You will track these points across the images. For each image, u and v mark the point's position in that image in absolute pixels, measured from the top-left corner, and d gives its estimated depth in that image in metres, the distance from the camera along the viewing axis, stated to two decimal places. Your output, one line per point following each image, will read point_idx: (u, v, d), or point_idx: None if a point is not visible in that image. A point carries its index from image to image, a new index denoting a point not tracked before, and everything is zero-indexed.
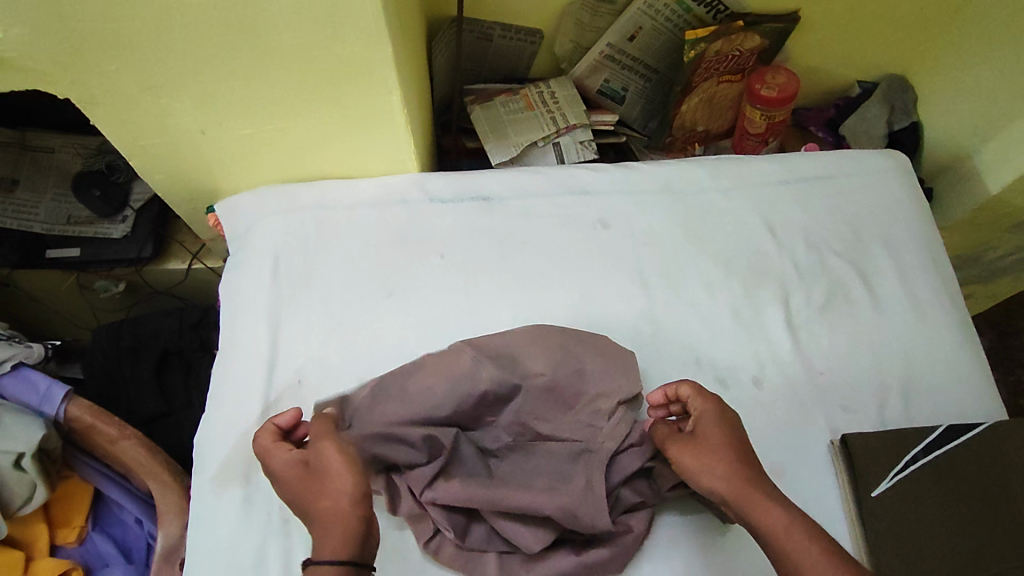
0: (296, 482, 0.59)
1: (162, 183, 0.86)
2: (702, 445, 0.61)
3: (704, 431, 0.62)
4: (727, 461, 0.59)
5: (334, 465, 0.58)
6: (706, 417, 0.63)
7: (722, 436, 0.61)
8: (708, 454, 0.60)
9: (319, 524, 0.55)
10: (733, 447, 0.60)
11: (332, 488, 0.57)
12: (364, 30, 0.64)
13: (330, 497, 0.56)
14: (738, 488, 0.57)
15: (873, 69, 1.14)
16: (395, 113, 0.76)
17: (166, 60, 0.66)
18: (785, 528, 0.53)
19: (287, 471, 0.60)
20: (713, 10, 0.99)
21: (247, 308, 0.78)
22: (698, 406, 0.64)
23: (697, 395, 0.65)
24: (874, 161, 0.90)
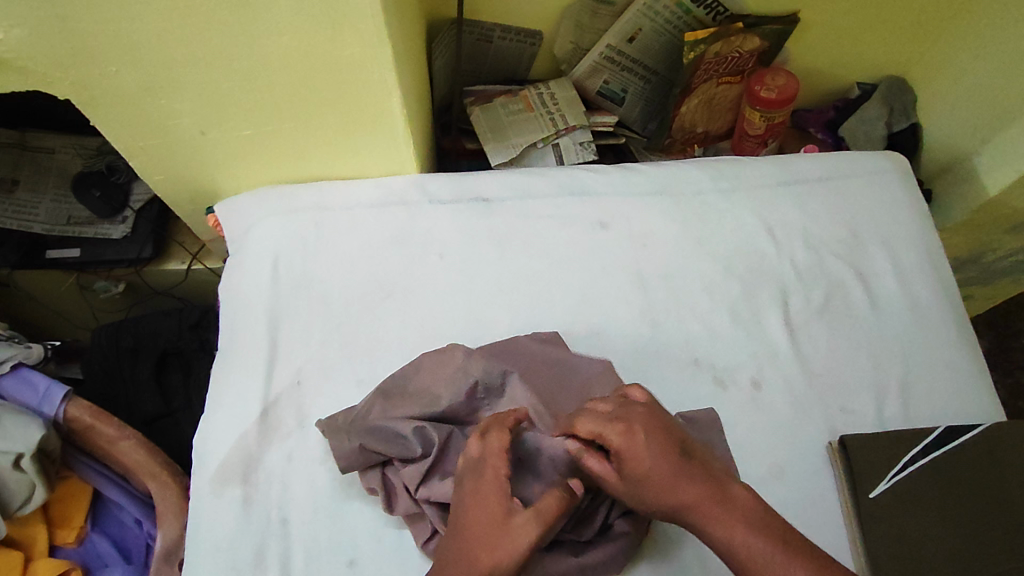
0: (486, 501, 0.56)
1: (162, 184, 0.86)
2: (634, 484, 0.57)
3: (628, 465, 0.57)
4: (665, 494, 0.55)
5: (538, 510, 0.55)
6: (624, 449, 0.57)
7: (647, 468, 0.56)
8: (644, 494, 0.56)
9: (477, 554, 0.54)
10: (660, 476, 0.56)
11: (517, 530, 0.54)
12: (364, 31, 0.64)
13: (505, 536, 0.54)
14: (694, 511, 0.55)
15: (873, 71, 1.14)
16: (394, 114, 0.76)
17: (166, 61, 0.66)
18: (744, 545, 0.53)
19: (491, 480, 0.57)
20: (712, 12, 0.99)
21: (246, 309, 0.78)
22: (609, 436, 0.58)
23: (602, 424, 0.58)
24: (873, 162, 0.90)
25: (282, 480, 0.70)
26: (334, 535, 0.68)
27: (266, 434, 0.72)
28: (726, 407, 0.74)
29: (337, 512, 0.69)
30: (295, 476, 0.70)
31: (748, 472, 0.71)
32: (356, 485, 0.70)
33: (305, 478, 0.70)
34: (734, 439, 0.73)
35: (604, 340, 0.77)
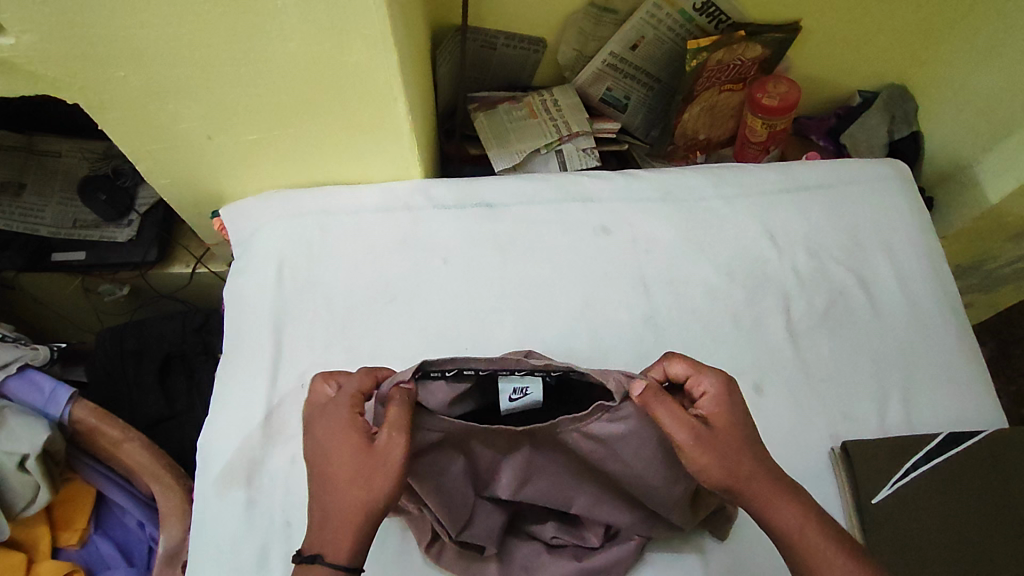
0: (339, 461, 0.56)
1: (167, 188, 0.86)
2: (720, 437, 0.57)
3: (717, 421, 0.58)
4: (749, 455, 0.57)
5: (375, 461, 0.55)
6: (717, 400, 0.59)
7: (736, 425, 0.58)
8: (727, 445, 0.57)
9: (338, 511, 0.55)
10: (747, 436, 0.58)
11: (359, 481, 0.55)
12: (371, 37, 0.64)
13: (355, 491, 0.54)
14: (767, 484, 0.56)
15: (874, 79, 1.14)
16: (399, 120, 0.76)
17: (174, 67, 0.67)
18: (802, 526, 0.55)
19: (337, 439, 0.57)
20: (715, 20, 1.00)
21: (252, 312, 0.79)
22: (706, 382, 0.60)
23: (698, 370, 0.60)
24: (875, 170, 0.91)
25: (286, 482, 0.70)
26: None
27: (270, 437, 0.72)
28: None
29: None
30: (299, 478, 0.71)
31: None
32: None
33: (309, 481, 0.70)
34: None
35: (607, 345, 0.78)
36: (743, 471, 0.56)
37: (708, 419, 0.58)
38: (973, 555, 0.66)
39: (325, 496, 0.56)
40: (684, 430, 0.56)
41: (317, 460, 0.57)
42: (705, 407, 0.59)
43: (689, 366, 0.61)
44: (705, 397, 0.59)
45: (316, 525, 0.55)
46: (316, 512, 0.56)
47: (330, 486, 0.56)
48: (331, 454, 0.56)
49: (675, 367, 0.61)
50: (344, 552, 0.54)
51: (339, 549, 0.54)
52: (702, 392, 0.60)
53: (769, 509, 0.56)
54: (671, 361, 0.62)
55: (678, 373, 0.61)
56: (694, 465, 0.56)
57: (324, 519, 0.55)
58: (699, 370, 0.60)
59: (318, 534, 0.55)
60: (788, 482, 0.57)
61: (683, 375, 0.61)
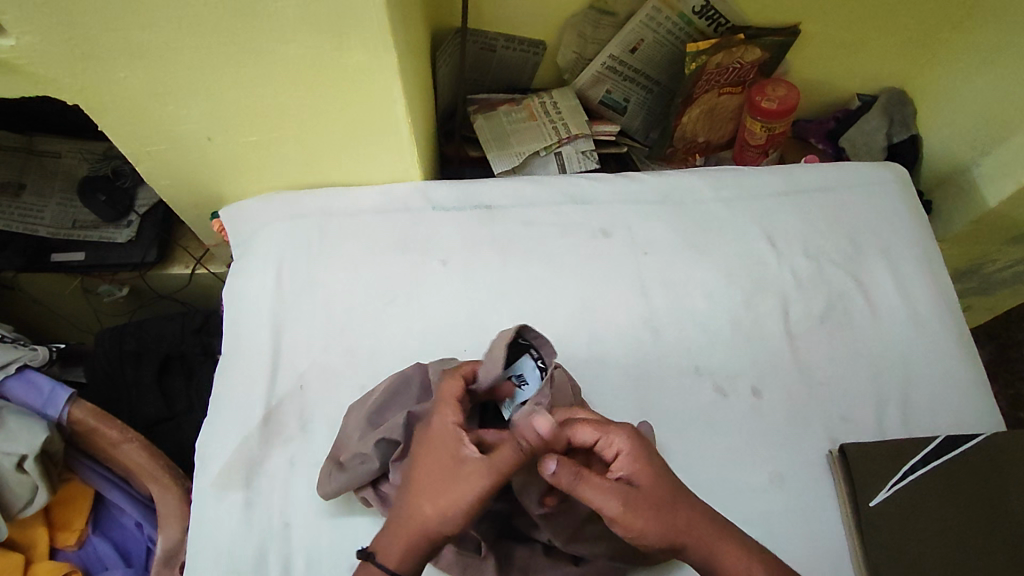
0: (425, 474, 0.57)
1: (167, 189, 0.86)
2: (647, 497, 0.56)
3: (642, 483, 0.56)
4: (681, 510, 0.56)
5: (452, 485, 0.55)
6: (633, 459, 0.57)
7: (659, 481, 0.57)
8: (656, 507, 0.56)
9: (405, 523, 0.56)
10: (673, 491, 0.57)
11: (431, 501, 0.55)
12: (371, 39, 0.65)
13: (424, 507, 0.56)
14: (705, 529, 0.57)
15: (873, 83, 1.15)
16: (398, 122, 0.77)
17: (174, 68, 0.67)
18: (748, 570, 0.56)
19: (430, 449, 0.57)
20: (714, 23, 1.00)
21: (251, 313, 0.79)
22: (616, 444, 0.57)
23: (605, 432, 0.58)
24: (873, 173, 0.91)
25: (284, 483, 0.70)
26: (336, 536, 0.68)
27: (268, 438, 0.72)
28: (725, 415, 0.75)
29: (337, 517, 0.69)
30: (297, 480, 0.71)
31: (747, 480, 0.71)
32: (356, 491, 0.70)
33: (307, 482, 0.71)
34: (734, 448, 0.73)
35: (606, 347, 0.78)
36: (680, 526, 0.56)
37: (633, 482, 0.56)
38: (971, 558, 0.66)
39: (400, 504, 0.57)
40: (607, 503, 0.55)
41: (409, 463, 0.59)
42: (622, 469, 0.57)
43: (595, 429, 0.58)
44: (620, 459, 0.57)
45: (385, 529, 0.58)
46: (389, 517, 0.58)
47: (406, 495, 0.57)
48: (418, 462, 0.58)
49: (584, 430, 0.58)
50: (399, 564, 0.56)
51: (395, 559, 0.56)
52: (615, 453, 0.58)
53: (712, 555, 0.56)
54: (577, 424, 0.58)
55: (586, 439, 0.58)
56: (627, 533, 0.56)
57: (392, 525, 0.57)
58: (607, 431, 0.58)
59: (383, 538, 0.57)
60: (726, 526, 0.58)
61: (592, 440, 0.58)
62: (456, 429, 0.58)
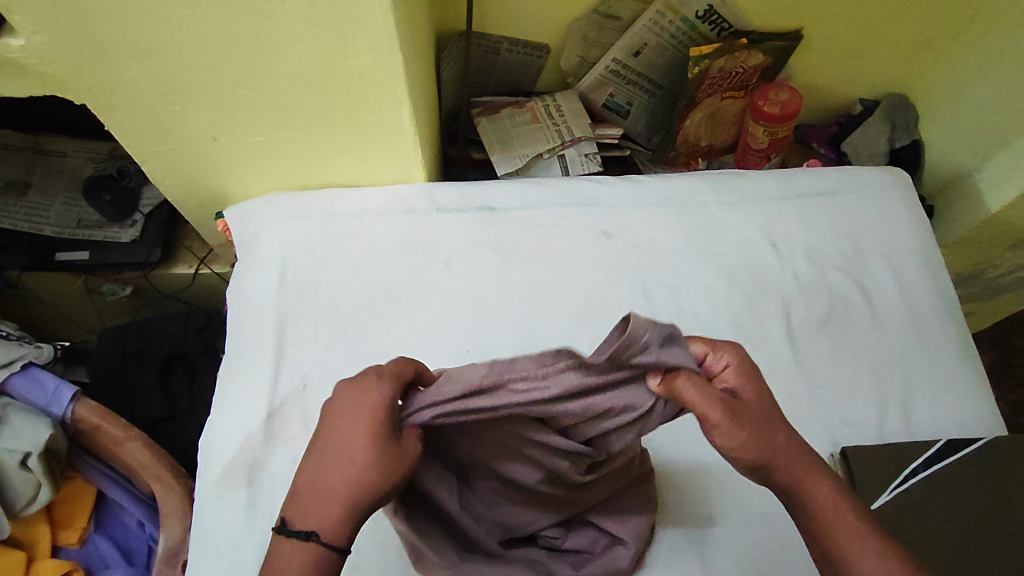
0: (357, 441, 0.49)
1: (173, 189, 0.87)
2: (749, 412, 0.51)
3: (748, 398, 0.52)
4: (777, 431, 0.51)
5: (396, 446, 0.50)
6: (741, 372, 0.52)
7: (762, 398, 0.53)
8: (752, 419, 0.51)
9: (330, 489, 0.49)
10: (773, 412, 0.52)
11: (367, 462, 0.49)
12: (376, 41, 0.65)
13: (354, 472, 0.49)
14: (801, 459, 0.51)
15: (875, 88, 1.15)
16: (403, 124, 0.77)
17: (180, 67, 0.67)
18: (836, 506, 0.51)
19: (354, 413, 0.50)
20: (717, 27, 1.01)
21: (256, 313, 0.79)
22: (725, 356, 0.53)
23: (716, 345, 0.54)
24: (875, 177, 0.91)
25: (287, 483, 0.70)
26: None
27: (271, 438, 0.72)
28: None
29: None
30: None
31: (746, 482, 0.72)
32: None
33: None
34: None
35: None
36: (773, 447, 0.51)
37: (738, 396, 0.52)
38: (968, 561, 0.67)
39: (322, 468, 0.50)
40: (700, 411, 0.49)
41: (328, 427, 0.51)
42: (725, 379, 0.52)
43: (706, 343, 0.54)
44: (727, 370, 0.53)
45: (303, 498, 0.49)
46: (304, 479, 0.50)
47: (331, 459, 0.50)
48: (342, 423, 0.51)
49: (696, 344, 0.54)
50: (331, 538, 0.48)
51: (327, 531, 0.48)
52: (723, 366, 0.53)
53: (801, 485, 0.51)
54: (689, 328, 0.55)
55: (693, 350, 0.54)
56: (716, 439, 0.50)
57: (313, 493, 0.49)
58: (718, 344, 0.54)
59: (305, 509, 0.49)
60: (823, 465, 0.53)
61: (700, 351, 0.54)
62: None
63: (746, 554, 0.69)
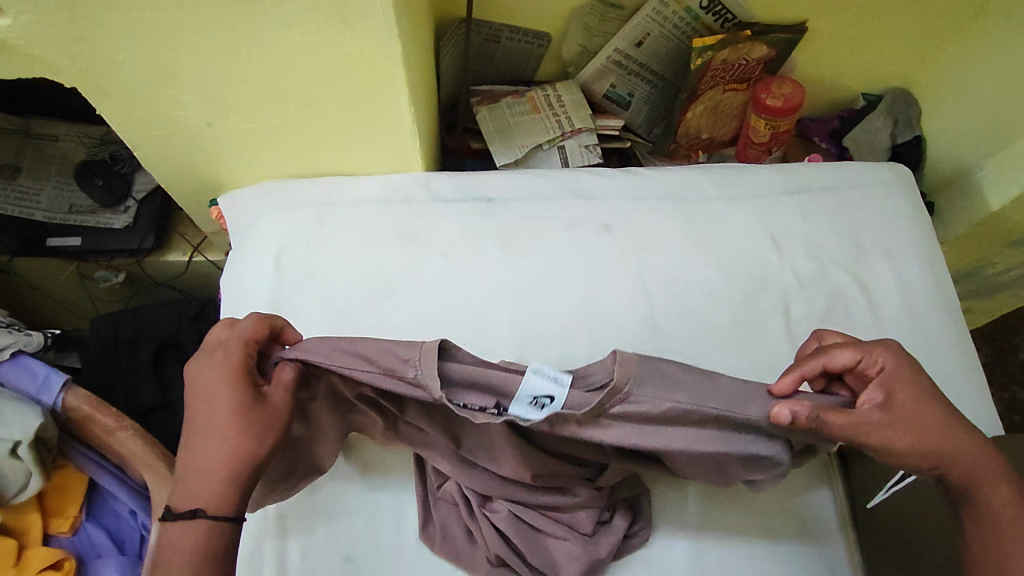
0: (219, 416, 0.57)
1: (165, 175, 0.85)
2: (902, 415, 0.56)
3: (900, 401, 0.57)
4: (946, 430, 0.56)
5: (259, 417, 0.57)
6: (897, 372, 0.58)
7: (920, 393, 0.57)
8: (917, 420, 0.56)
9: (202, 468, 0.55)
10: (939, 409, 0.57)
11: (230, 442, 0.56)
12: (375, 28, 0.64)
13: (224, 454, 0.56)
14: (970, 451, 0.56)
15: (879, 82, 1.14)
16: (401, 112, 0.76)
17: (174, 52, 0.66)
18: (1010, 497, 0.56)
19: (210, 391, 0.58)
20: (720, 18, 1.00)
21: (250, 302, 0.79)
22: (880, 359, 0.59)
23: (868, 350, 0.59)
24: (877, 174, 0.91)
25: None
26: (333, 530, 0.68)
27: None
28: None
29: (335, 507, 0.68)
30: None
31: None
32: (353, 485, 0.70)
33: None
34: None
35: (606, 343, 0.77)
36: (941, 444, 0.56)
37: (891, 399, 0.57)
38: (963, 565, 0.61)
39: (195, 457, 0.56)
40: (860, 424, 0.55)
41: (196, 407, 0.58)
42: (885, 381, 0.58)
43: (856, 351, 0.60)
44: (884, 373, 0.58)
45: (185, 480, 0.56)
46: (181, 469, 0.57)
47: (201, 440, 0.57)
48: (206, 403, 0.57)
49: (839, 357, 0.60)
50: (215, 511, 0.55)
51: (212, 505, 0.55)
52: (878, 370, 0.59)
53: (972, 478, 0.57)
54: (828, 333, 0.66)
55: (846, 361, 0.60)
56: (881, 447, 0.56)
57: (190, 475, 0.56)
58: (868, 350, 0.59)
59: (188, 494, 0.55)
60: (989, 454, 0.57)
61: (852, 361, 0.60)
62: (249, 368, 0.60)
63: (740, 549, 0.69)
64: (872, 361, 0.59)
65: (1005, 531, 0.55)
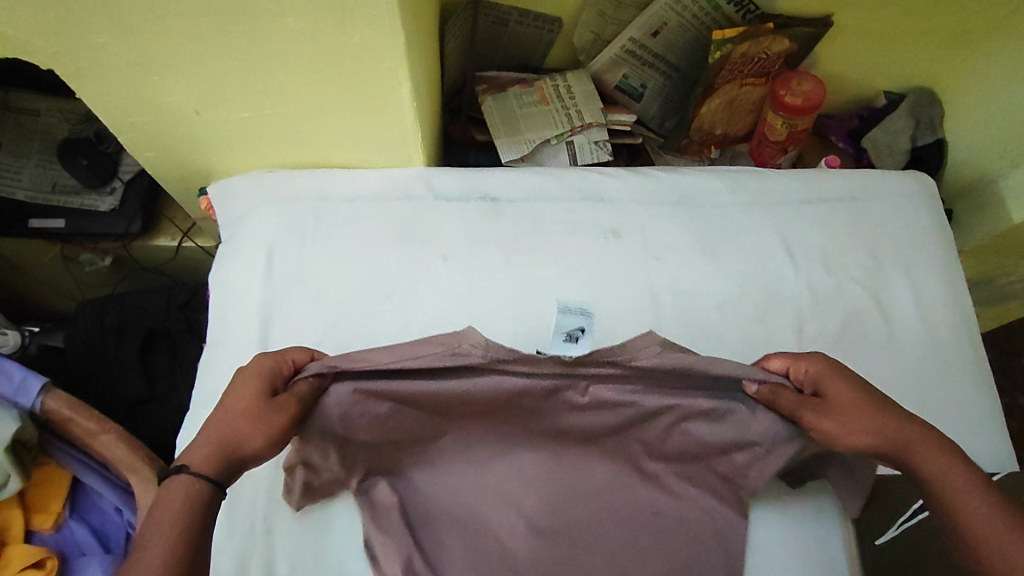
0: (242, 400, 0.59)
1: (153, 162, 0.81)
2: (835, 404, 0.60)
3: (829, 385, 0.61)
4: (871, 418, 0.59)
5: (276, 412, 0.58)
6: (825, 373, 0.62)
7: (849, 391, 0.61)
8: (844, 408, 0.60)
9: (213, 440, 0.56)
10: (865, 402, 0.60)
11: (264, 432, 0.58)
12: (376, 17, 0.58)
13: (259, 441, 0.57)
14: (907, 433, 0.58)
15: (901, 80, 1.10)
16: (403, 106, 0.71)
17: (158, 36, 0.61)
18: (957, 482, 0.55)
19: (243, 383, 0.60)
20: (743, 10, 0.94)
21: (240, 302, 0.75)
22: (806, 368, 0.63)
23: (795, 360, 0.64)
24: (900, 183, 0.87)
25: None
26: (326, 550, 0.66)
27: None
28: None
29: None
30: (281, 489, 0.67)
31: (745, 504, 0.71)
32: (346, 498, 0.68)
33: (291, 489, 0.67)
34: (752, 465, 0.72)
35: None
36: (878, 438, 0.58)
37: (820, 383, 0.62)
38: None
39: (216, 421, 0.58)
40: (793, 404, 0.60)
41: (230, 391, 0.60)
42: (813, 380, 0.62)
43: (786, 360, 0.64)
44: (812, 378, 0.62)
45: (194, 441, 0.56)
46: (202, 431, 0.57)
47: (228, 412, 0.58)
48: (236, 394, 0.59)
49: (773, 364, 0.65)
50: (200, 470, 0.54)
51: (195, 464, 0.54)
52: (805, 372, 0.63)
53: (919, 463, 0.57)
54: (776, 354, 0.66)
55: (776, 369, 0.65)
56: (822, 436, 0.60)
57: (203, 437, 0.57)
58: (798, 359, 0.64)
59: (189, 451, 0.56)
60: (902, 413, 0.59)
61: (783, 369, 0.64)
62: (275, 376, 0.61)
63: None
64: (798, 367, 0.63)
65: (954, 506, 0.54)
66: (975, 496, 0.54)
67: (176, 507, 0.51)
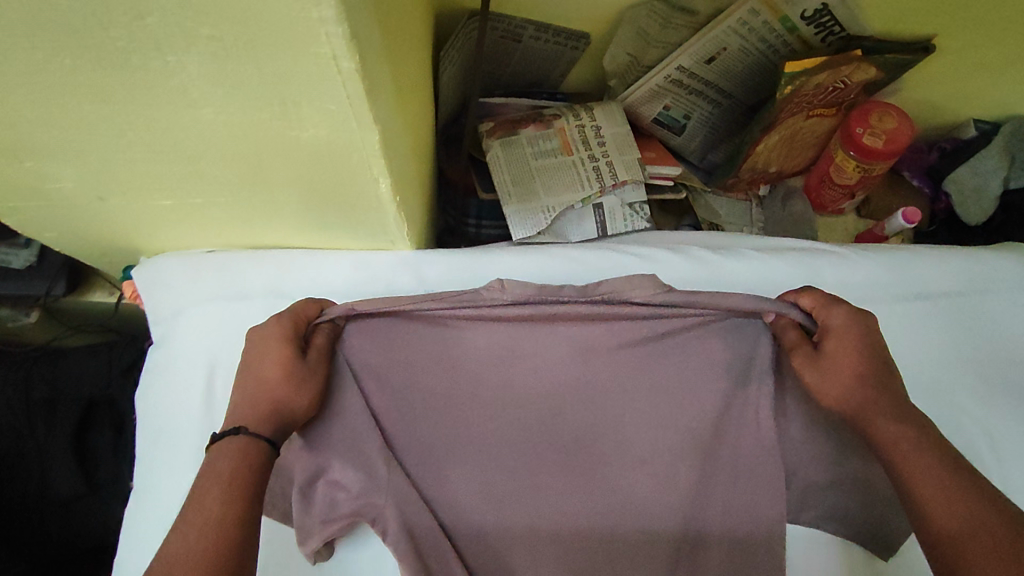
0: (268, 358, 0.51)
1: (58, 241, 0.62)
2: (834, 358, 0.50)
3: (842, 342, 0.50)
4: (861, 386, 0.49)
5: (312, 370, 0.52)
6: (845, 333, 0.51)
7: (859, 357, 0.50)
8: (840, 370, 0.50)
9: (253, 400, 0.49)
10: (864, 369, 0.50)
11: (309, 393, 0.51)
12: (335, 112, 0.39)
13: (303, 403, 0.51)
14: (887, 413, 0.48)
15: (998, 107, 0.90)
16: (381, 201, 0.51)
17: (14, 122, 0.41)
18: (934, 479, 0.45)
19: (262, 347, 0.51)
20: (824, 30, 0.72)
21: (174, 436, 0.58)
22: (830, 315, 0.52)
23: (826, 304, 0.52)
24: (1012, 273, 0.70)
25: None
26: None
27: None
28: None
29: None
30: None
31: None
32: None
33: None
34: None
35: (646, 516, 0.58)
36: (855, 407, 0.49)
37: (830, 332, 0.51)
38: None
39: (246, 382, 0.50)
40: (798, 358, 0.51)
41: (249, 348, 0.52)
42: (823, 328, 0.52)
43: (816, 300, 0.53)
44: (825, 328, 0.52)
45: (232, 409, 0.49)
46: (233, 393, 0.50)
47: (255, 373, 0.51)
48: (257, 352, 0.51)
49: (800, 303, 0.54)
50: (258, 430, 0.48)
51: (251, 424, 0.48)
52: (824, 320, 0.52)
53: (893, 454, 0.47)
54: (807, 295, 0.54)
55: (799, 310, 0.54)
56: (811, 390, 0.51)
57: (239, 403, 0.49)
58: (826, 304, 0.52)
59: (232, 415, 0.49)
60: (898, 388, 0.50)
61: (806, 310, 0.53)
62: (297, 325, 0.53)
63: None
64: (820, 313, 0.52)
65: (915, 495, 0.45)
66: (949, 497, 0.44)
67: (220, 478, 0.44)
